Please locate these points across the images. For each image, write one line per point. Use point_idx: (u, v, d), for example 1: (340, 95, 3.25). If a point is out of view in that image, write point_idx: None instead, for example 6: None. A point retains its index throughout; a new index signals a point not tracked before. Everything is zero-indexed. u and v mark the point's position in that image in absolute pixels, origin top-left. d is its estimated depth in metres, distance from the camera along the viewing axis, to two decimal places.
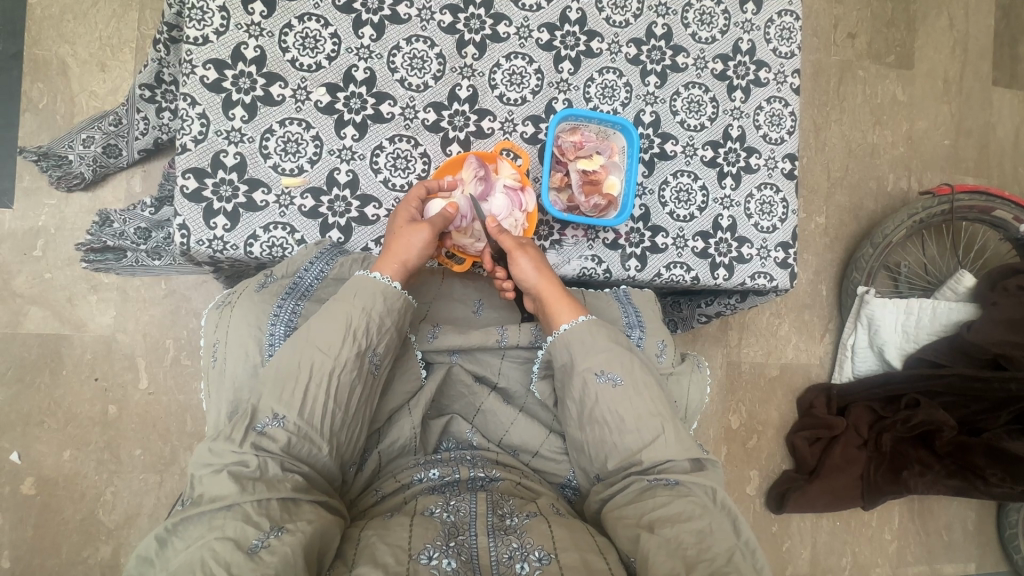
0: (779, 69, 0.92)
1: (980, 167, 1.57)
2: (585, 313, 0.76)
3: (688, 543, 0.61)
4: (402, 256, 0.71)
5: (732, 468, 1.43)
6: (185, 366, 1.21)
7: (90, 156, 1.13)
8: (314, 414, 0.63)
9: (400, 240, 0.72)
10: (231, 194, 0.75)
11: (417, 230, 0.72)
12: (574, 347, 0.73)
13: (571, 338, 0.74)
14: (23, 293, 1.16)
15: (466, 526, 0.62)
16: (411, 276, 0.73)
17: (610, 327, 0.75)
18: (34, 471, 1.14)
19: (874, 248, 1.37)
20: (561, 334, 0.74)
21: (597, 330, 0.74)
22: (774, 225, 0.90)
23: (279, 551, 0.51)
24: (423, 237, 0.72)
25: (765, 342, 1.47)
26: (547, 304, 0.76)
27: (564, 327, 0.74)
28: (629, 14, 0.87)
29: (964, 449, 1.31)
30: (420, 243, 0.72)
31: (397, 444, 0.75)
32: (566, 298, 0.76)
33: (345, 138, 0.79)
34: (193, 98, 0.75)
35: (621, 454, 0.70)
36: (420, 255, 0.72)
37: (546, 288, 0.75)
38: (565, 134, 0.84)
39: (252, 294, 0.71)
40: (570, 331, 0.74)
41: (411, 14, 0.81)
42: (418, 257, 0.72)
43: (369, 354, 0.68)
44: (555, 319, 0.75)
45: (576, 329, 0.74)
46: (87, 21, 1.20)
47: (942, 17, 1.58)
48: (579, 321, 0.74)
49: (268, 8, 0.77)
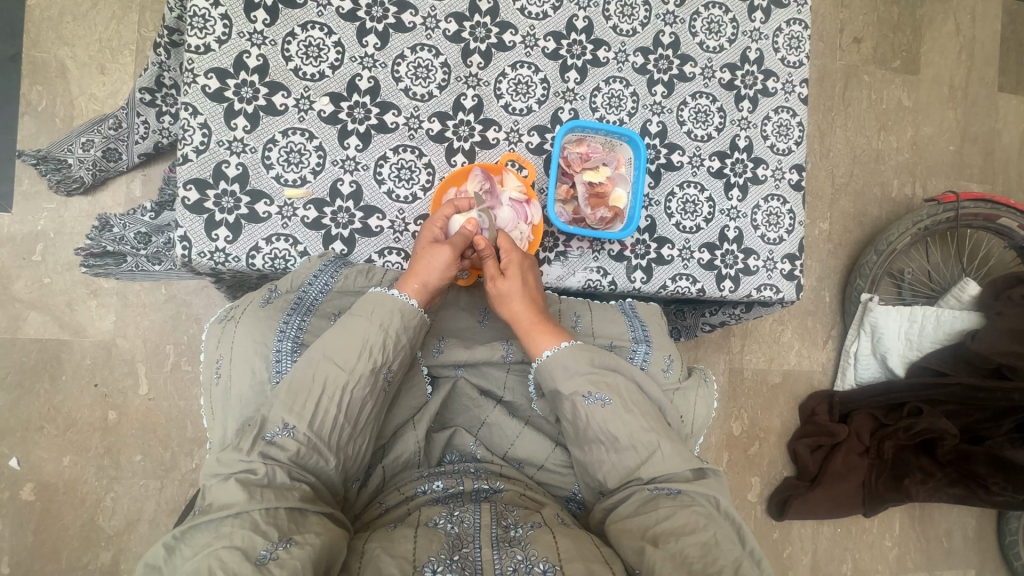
0: (787, 78, 0.91)
1: (984, 173, 1.56)
2: (569, 338, 0.75)
3: (694, 556, 0.60)
4: (423, 279, 0.70)
5: (734, 474, 1.42)
6: (185, 371, 1.20)
7: (90, 160, 1.11)
8: (324, 427, 0.63)
9: (421, 262, 0.71)
10: (233, 206, 0.74)
11: (439, 251, 0.71)
12: (557, 373, 0.72)
13: (554, 364, 0.72)
14: (22, 297, 1.16)
15: (469, 538, 0.62)
16: (433, 297, 0.72)
17: (594, 349, 0.74)
18: (34, 476, 1.13)
19: (878, 255, 1.36)
20: (542, 361, 0.73)
21: (580, 354, 0.73)
22: (781, 236, 0.89)
23: (289, 565, 0.50)
24: (445, 258, 0.71)
25: (768, 349, 1.47)
26: (524, 333, 0.74)
27: (545, 354, 0.73)
28: (636, 22, 0.86)
29: (965, 458, 1.31)
30: (442, 266, 0.70)
31: (400, 459, 0.75)
32: (548, 325, 0.75)
33: (348, 149, 0.78)
34: (194, 107, 0.74)
35: (621, 471, 0.69)
36: (442, 278, 0.71)
37: (530, 314, 0.74)
38: (572, 145, 0.83)
39: (258, 309, 0.70)
40: (552, 358, 0.72)
41: (416, 22, 0.80)
42: (440, 279, 0.71)
43: (384, 370, 0.68)
44: (535, 345, 0.74)
45: (558, 355, 0.73)
46: (86, 23, 1.18)
47: (949, 21, 1.57)
48: (560, 348, 0.73)
49: (270, 16, 0.76)
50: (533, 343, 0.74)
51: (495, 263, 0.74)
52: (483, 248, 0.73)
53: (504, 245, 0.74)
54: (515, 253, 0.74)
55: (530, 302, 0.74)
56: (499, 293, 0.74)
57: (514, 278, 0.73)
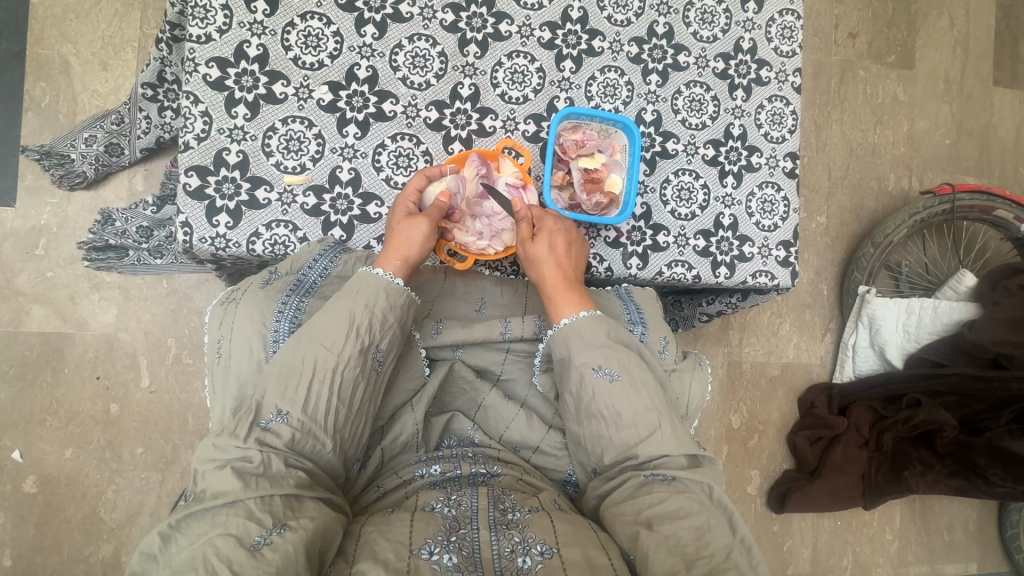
0: (780, 68, 0.92)
1: (981, 166, 1.57)
2: (589, 308, 0.75)
3: (687, 540, 0.60)
4: (404, 252, 0.71)
5: (733, 467, 1.43)
6: (187, 364, 1.21)
7: (93, 155, 1.13)
8: (318, 411, 0.64)
9: (398, 234, 0.72)
10: (234, 192, 0.76)
11: (416, 224, 0.72)
12: (572, 342, 0.73)
13: (569, 332, 0.73)
14: (25, 291, 1.17)
15: (467, 520, 0.62)
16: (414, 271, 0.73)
17: (611, 322, 0.75)
18: (35, 469, 1.14)
19: (875, 247, 1.37)
20: (562, 327, 0.74)
21: (598, 325, 0.74)
22: (776, 223, 0.90)
23: (281, 549, 0.51)
24: (423, 231, 0.72)
25: (766, 342, 1.47)
26: (549, 297, 0.76)
27: (564, 321, 0.74)
28: (630, 13, 0.87)
29: (964, 449, 1.31)
30: (419, 238, 0.72)
31: (399, 440, 0.75)
32: (573, 293, 0.75)
33: (347, 137, 0.79)
34: (196, 96, 0.75)
35: (618, 448, 0.70)
36: (421, 249, 0.72)
37: (553, 280, 0.75)
38: (567, 132, 0.84)
39: (258, 290, 0.71)
40: (570, 325, 0.74)
41: (413, 13, 0.81)
42: (420, 251, 0.72)
43: (373, 350, 0.68)
44: (557, 312, 0.75)
45: (575, 324, 0.73)
46: (89, 21, 1.20)
47: (943, 16, 1.58)
48: (580, 316, 0.74)
49: (270, 7, 0.78)
50: (555, 309, 0.75)
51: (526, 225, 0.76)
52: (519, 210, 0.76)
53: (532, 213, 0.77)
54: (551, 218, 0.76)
55: (555, 268, 0.75)
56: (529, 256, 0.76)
57: (543, 243, 0.75)
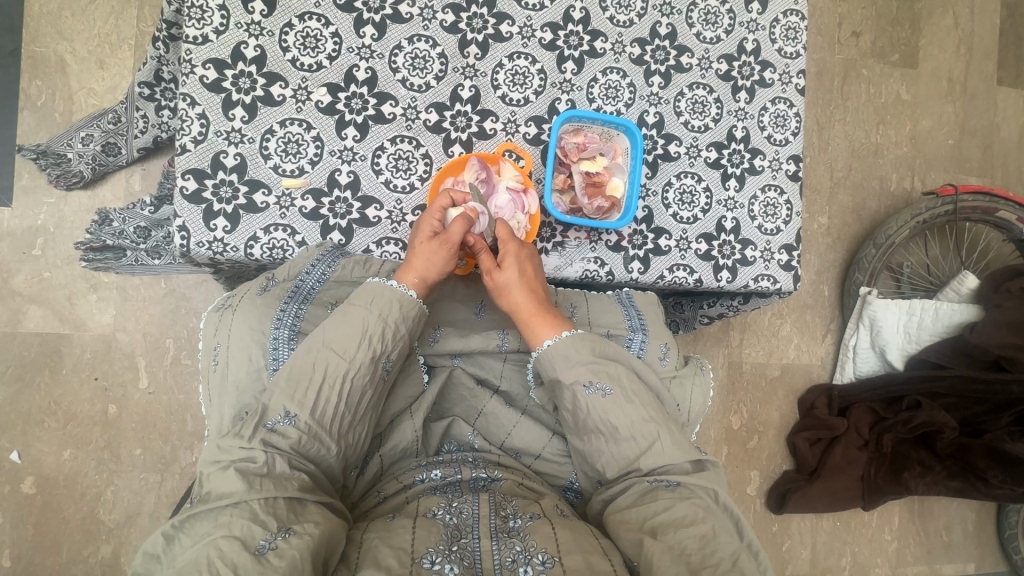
0: (784, 69, 0.91)
1: (983, 166, 1.56)
2: (569, 328, 0.74)
3: (692, 549, 0.60)
4: (421, 272, 0.71)
5: (733, 468, 1.43)
6: (185, 365, 1.20)
7: (90, 154, 1.12)
8: (324, 416, 0.63)
9: (418, 257, 0.71)
10: (231, 196, 0.75)
11: (434, 247, 0.71)
12: (558, 364, 0.72)
13: (555, 355, 0.72)
14: (22, 292, 1.16)
15: (468, 529, 0.62)
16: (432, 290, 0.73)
17: (595, 339, 0.73)
18: (34, 470, 1.14)
19: (877, 249, 1.36)
20: (543, 351, 0.72)
21: (581, 343, 0.72)
22: (778, 227, 0.89)
23: (288, 555, 0.51)
24: (442, 254, 0.71)
25: (766, 343, 1.47)
26: (524, 322, 0.74)
27: (546, 344, 0.72)
28: (633, 13, 0.86)
29: (964, 450, 1.32)
30: (441, 261, 0.71)
31: (398, 447, 0.75)
32: (549, 316, 0.74)
33: (346, 139, 0.79)
34: (192, 97, 0.74)
35: (619, 463, 0.69)
36: (440, 272, 0.71)
37: (530, 304, 0.73)
38: (568, 135, 0.83)
39: (254, 298, 0.71)
40: (552, 347, 0.72)
41: (413, 13, 0.80)
42: (439, 273, 0.72)
43: (383, 360, 0.68)
44: (533, 337, 0.73)
45: (559, 345, 0.72)
46: (85, 18, 1.19)
47: (948, 15, 1.57)
48: (561, 337, 0.73)
49: (268, 7, 0.77)
50: (532, 334, 0.74)
51: (490, 256, 0.74)
52: (476, 242, 0.74)
53: (502, 236, 0.74)
54: (513, 243, 0.74)
55: (529, 292, 0.74)
56: (497, 285, 0.73)
57: (510, 269, 0.73)
